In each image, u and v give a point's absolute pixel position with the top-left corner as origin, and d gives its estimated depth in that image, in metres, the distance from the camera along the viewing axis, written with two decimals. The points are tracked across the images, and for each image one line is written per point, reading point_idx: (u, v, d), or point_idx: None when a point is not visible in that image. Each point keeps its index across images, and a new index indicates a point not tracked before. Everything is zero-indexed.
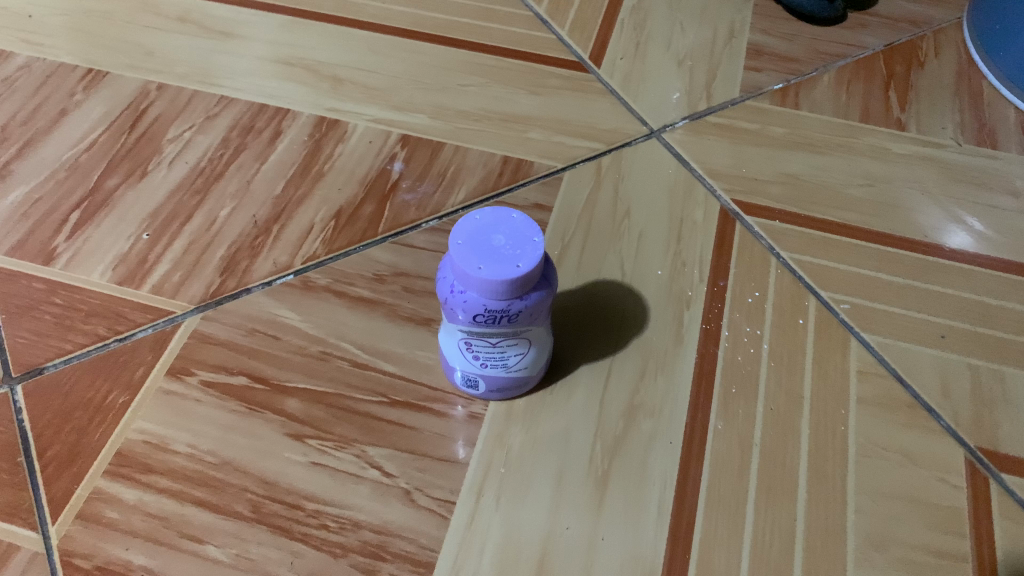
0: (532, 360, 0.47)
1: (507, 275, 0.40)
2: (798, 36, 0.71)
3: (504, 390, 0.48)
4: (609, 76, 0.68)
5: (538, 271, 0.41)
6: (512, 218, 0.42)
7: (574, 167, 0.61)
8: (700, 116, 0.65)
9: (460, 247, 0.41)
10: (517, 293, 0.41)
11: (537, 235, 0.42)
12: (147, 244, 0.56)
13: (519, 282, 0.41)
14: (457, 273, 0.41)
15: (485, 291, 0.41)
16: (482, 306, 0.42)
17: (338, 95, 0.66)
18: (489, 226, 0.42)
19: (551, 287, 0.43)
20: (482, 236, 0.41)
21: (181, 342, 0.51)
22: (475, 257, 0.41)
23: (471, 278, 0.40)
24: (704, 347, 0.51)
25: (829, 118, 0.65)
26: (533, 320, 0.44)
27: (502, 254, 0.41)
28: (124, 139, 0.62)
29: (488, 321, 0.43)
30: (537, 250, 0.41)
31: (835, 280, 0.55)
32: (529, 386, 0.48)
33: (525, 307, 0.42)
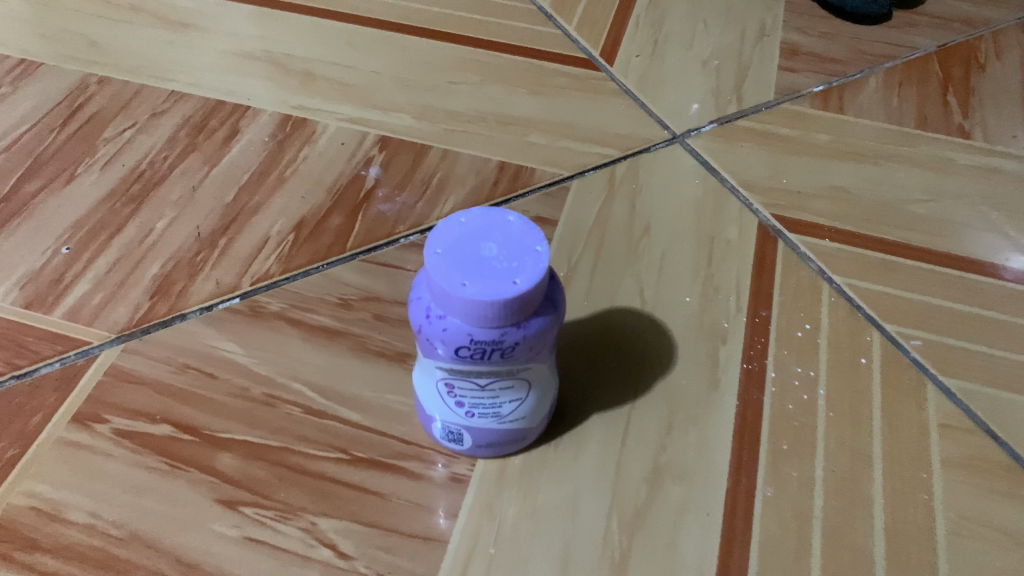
0: (531, 408, 0.36)
1: (500, 294, 0.30)
2: (838, 35, 0.62)
3: (496, 445, 0.38)
4: (623, 75, 0.59)
5: (541, 290, 0.32)
6: (507, 221, 0.33)
7: (583, 175, 0.52)
8: (730, 121, 0.55)
9: (438, 258, 0.31)
10: (514, 319, 0.31)
11: (540, 243, 0.32)
12: (65, 260, 0.46)
13: (517, 304, 0.31)
14: (435, 293, 0.31)
15: (471, 315, 0.31)
16: (467, 337, 0.32)
17: (309, 92, 0.56)
18: (477, 231, 0.32)
19: (557, 312, 0.33)
20: (468, 244, 0.32)
21: (93, 380, 0.41)
22: (457, 270, 0.31)
23: (453, 298, 0.31)
24: (746, 393, 0.41)
25: (881, 124, 0.55)
26: (534, 356, 0.34)
27: (494, 267, 0.31)
28: (52, 138, 0.53)
29: (475, 357, 0.33)
30: (540, 261, 0.31)
31: (902, 310, 0.45)
32: (527, 440, 0.38)
33: (524, 337, 0.32)
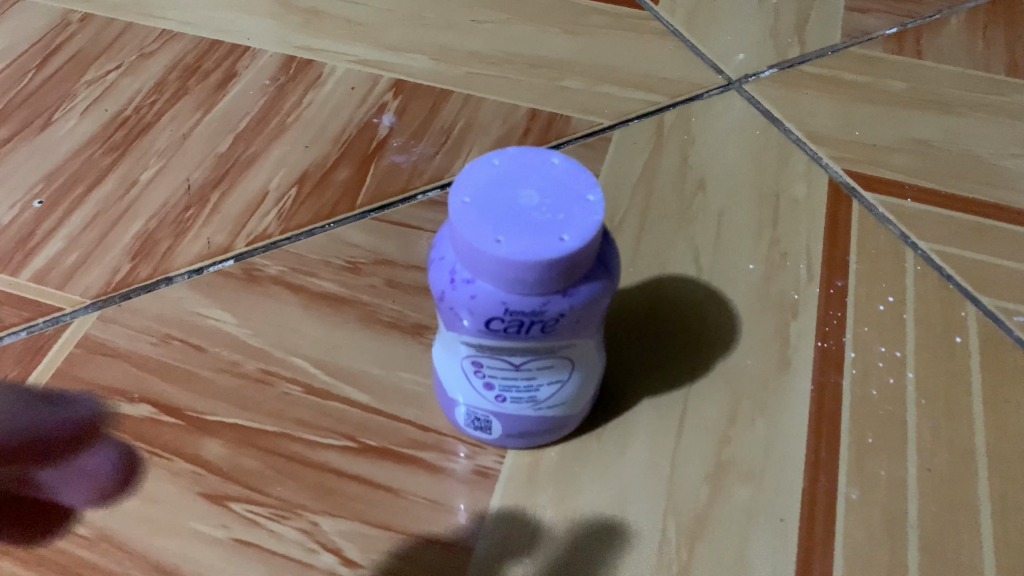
0: (572, 392, 0.31)
1: (542, 253, 0.24)
2: None
3: (529, 435, 0.32)
4: (669, 15, 0.52)
5: (593, 250, 0.25)
6: (551, 164, 0.26)
7: (625, 125, 0.45)
8: (792, 65, 0.49)
9: (465, 208, 0.25)
10: (559, 285, 0.25)
11: (591, 190, 0.26)
12: (36, 215, 0.40)
13: (563, 266, 0.25)
14: (461, 250, 0.25)
15: (506, 279, 0.25)
16: (499, 306, 0.26)
17: (313, 30, 0.50)
18: (512, 175, 0.26)
19: (610, 277, 0.27)
20: (502, 190, 0.26)
21: (62, 353, 0.35)
22: (489, 223, 0.25)
23: (484, 258, 0.25)
24: (821, 377, 0.35)
25: (965, 70, 0.49)
26: (581, 331, 0.28)
27: (534, 219, 0.25)
28: (26, 81, 0.47)
29: (510, 331, 0.27)
30: (592, 213, 0.25)
31: (1001, 281, 0.38)
32: (566, 429, 0.33)
33: (570, 308, 0.26)
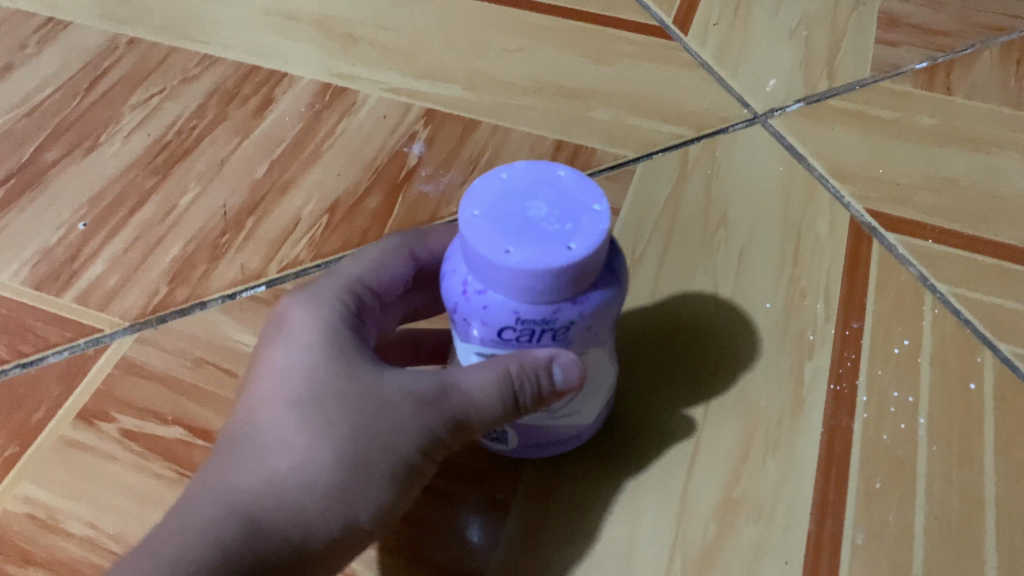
0: (584, 402, 0.32)
1: (551, 262, 0.25)
2: (946, 4, 0.54)
3: (543, 444, 0.34)
4: (699, 45, 0.52)
5: (601, 257, 0.26)
6: (558, 177, 0.27)
7: (650, 158, 0.46)
8: (820, 99, 0.49)
9: (475, 221, 0.26)
10: (567, 292, 0.26)
11: (598, 199, 0.27)
12: (81, 236, 0.43)
13: (571, 274, 0.26)
14: (473, 263, 0.26)
15: (516, 289, 0.26)
16: (511, 315, 0.27)
17: (348, 56, 0.52)
18: (522, 188, 0.27)
19: (618, 285, 0.28)
20: (511, 202, 0.27)
21: (102, 373, 0.37)
22: (498, 235, 0.26)
23: (494, 268, 0.26)
24: (834, 419, 0.36)
25: (995, 108, 0.48)
26: (591, 336, 0.29)
27: (543, 230, 0.26)
28: (76, 103, 0.49)
29: (523, 339, 0.28)
30: (597, 219, 0.26)
31: (1020, 327, 0.38)
32: (579, 438, 0.34)
33: (580, 316, 0.27)
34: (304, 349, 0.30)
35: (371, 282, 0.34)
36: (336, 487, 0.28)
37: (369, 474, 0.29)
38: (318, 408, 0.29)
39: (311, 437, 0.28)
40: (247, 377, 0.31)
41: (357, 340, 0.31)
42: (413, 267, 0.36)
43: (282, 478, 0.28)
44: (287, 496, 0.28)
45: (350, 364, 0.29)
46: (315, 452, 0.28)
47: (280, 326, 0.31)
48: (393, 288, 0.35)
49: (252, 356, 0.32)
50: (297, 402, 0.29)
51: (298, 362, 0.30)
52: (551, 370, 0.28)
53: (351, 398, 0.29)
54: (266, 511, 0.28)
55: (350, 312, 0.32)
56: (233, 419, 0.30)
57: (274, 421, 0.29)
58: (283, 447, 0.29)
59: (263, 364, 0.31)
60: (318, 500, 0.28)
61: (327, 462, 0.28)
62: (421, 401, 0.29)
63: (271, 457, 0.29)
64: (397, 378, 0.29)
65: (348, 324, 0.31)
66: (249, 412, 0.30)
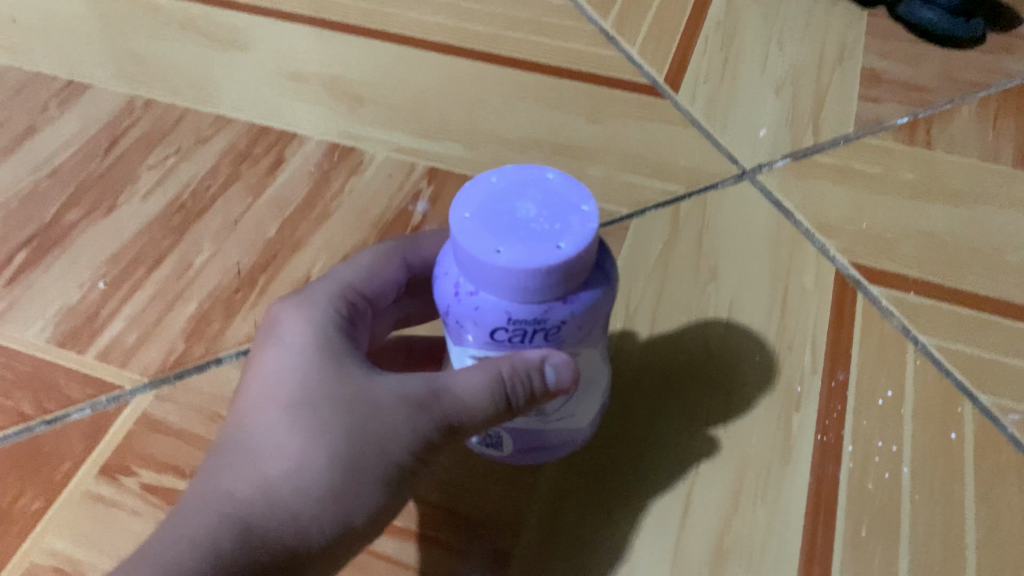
0: (578, 405, 0.34)
1: (542, 260, 0.27)
2: (925, 61, 0.57)
3: (538, 448, 0.36)
4: (689, 103, 0.55)
5: (589, 256, 0.28)
6: (546, 180, 0.29)
7: (644, 214, 0.48)
8: (806, 155, 0.51)
9: (467, 222, 0.28)
10: (558, 291, 0.28)
11: (586, 202, 0.29)
12: (101, 295, 0.45)
13: (562, 273, 0.28)
14: (464, 264, 0.28)
15: (507, 288, 0.28)
16: (504, 314, 0.29)
17: (355, 116, 0.54)
18: (512, 191, 0.29)
19: (606, 284, 0.30)
20: (501, 205, 0.29)
21: (123, 429, 0.39)
22: (490, 236, 0.28)
23: (487, 267, 0.27)
24: (821, 468, 0.37)
25: (974, 161, 0.50)
26: (581, 334, 0.31)
27: (533, 230, 0.28)
28: (95, 164, 0.51)
29: (516, 337, 0.30)
30: (586, 221, 0.28)
31: (998, 377, 0.40)
32: (573, 442, 0.36)
33: (571, 314, 0.29)
34: (298, 356, 0.32)
35: (362, 290, 0.38)
36: (331, 490, 0.29)
37: (363, 477, 0.30)
38: (313, 413, 0.30)
39: (306, 437, 0.30)
40: (240, 385, 0.33)
41: (349, 351, 0.33)
42: (402, 271, 0.40)
43: (277, 479, 0.29)
44: (283, 495, 0.29)
45: (344, 373, 0.31)
46: (310, 456, 0.30)
47: (272, 336, 0.34)
48: (384, 291, 0.39)
49: (246, 365, 0.34)
50: (292, 404, 0.31)
51: (292, 368, 0.32)
52: (544, 370, 0.30)
53: (344, 400, 0.31)
54: (261, 513, 0.29)
55: (342, 321, 0.35)
56: (227, 426, 0.32)
57: (270, 424, 0.31)
58: (278, 452, 0.30)
59: (257, 372, 0.32)
60: (313, 499, 0.29)
61: (322, 464, 0.29)
62: (413, 406, 0.31)
63: (266, 459, 0.30)
64: (388, 382, 0.31)
65: (341, 336, 0.34)
66: (243, 416, 0.31)
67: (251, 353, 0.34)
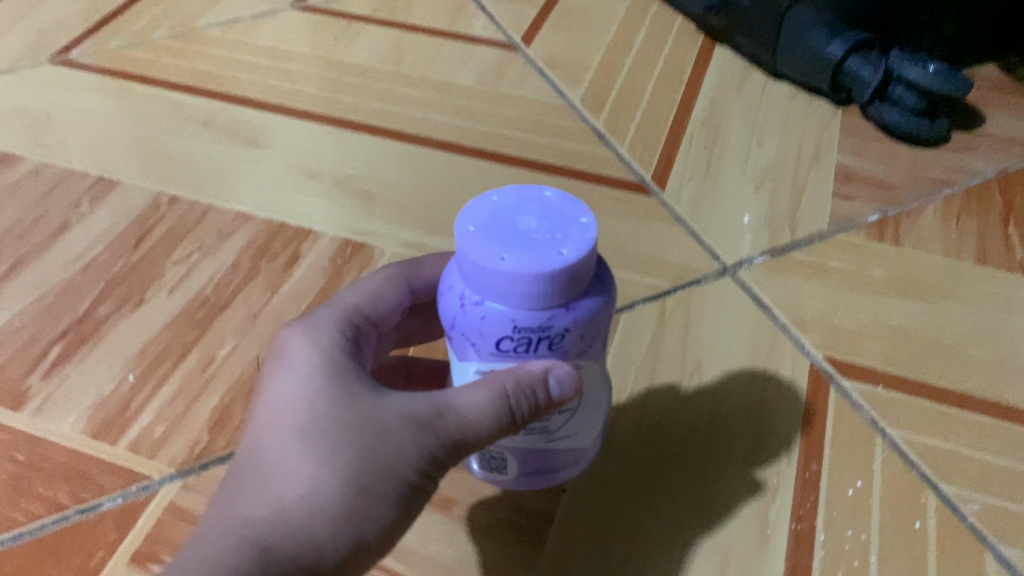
0: (580, 425, 0.38)
1: (544, 265, 0.31)
2: (894, 160, 0.62)
3: (543, 472, 0.40)
4: (675, 201, 0.59)
5: (588, 265, 0.32)
6: (544, 201, 0.34)
7: (633, 309, 0.52)
8: (784, 251, 0.55)
9: (471, 235, 0.32)
10: (560, 297, 0.32)
11: (582, 216, 0.33)
12: (131, 387, 0.48)
13: (566, 277, 0.31)
14: (472, 274, 0.32)
15: (513, 293, 0.31)
16: (510, 323, 0.32)
17: (366, 213, 0.58)
18: (513, 210, 0.33)
19: (605, 295, 0.34)
20: (503, 222, 0.33)
21: (152, 518, 0.42)
22: (494, 245, 0.31)
23: (492, 274, 0.31)
24: (795, 556, 0.41)
25: (939, 257, 0.54)
26: (582, 344, 0.34)
27: (534, 241, 0.32)
28: (124, 259, 0.56)
29: (522, 346, 0.33)
30: (585, 232, 0.32)
31: (959, 469, 0.44)
32: (576, 460, 0.40)
33: (574, 321, 0.33)
34: (303, 381, 0.35)
35: (365, 314, 0.41)
36: (344, 509, 0.33)
37: (375, 495, 0.33)
38: (324, 439, 0.34)
39: (316, 462, 0.33)
40: (252, 410, 0.37)
41: (355, 373, 0.36)
42: (400, 295, 0.43)
43: (295, 501, 0.33)
44: (301, 517, 0.33)
45: (351, 398, 0.34)
46: (322, 480, 0.33)
47: (279, 362, 0.37)
48: (385, 313, 0.43)
49: (255, 391, 0.37)
50: (303, 433, 0.34)
51: (298, 395, 0.35)
52: (548, 381, 0.33)
53: (348, 423, 0.34)
54: (281, 536, 0.33)
55: (347, 346, 0.38)
56: (244, 453, 0.35)
57: (283, 450, 0.34)
58: (294, 478, 0.33)
59: (267, 400, 0.36)
60: (327, 518, 0.33)
61: (334, 488, 0.33)
62: (418, 426, 0.34)
63: (282, 483, 0.34)
64: (390, 402, 0.34)
65: (347, 360, 0.37)
66: (261, 445, 0.35)
67: (260, 380, 0.37)
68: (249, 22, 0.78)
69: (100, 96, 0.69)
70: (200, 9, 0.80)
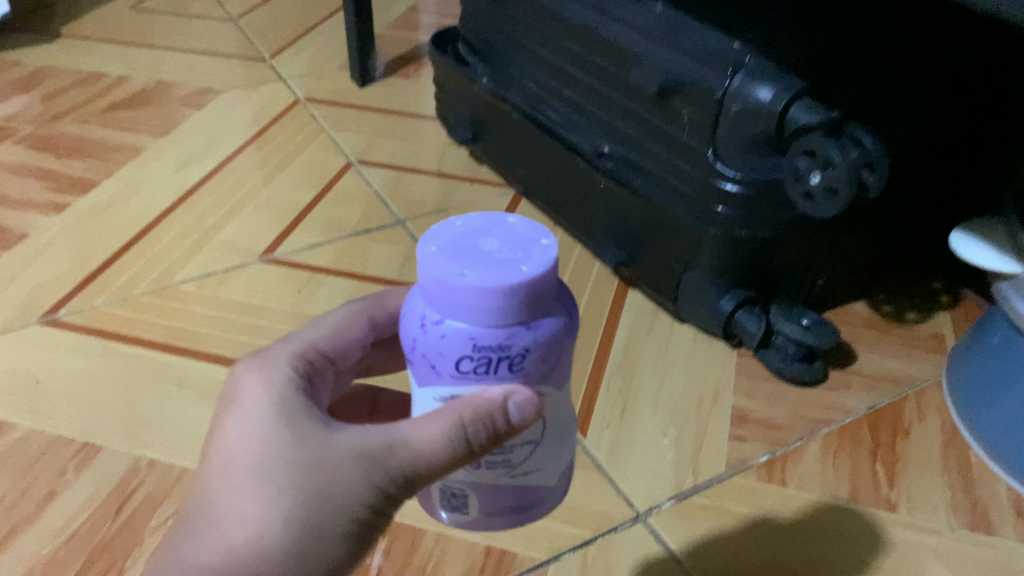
0: (541, 462, 0.44)
1: (502, 281, 0.37)
2: (780, 400, 0.72)
3: (516, 512, 0.45)
4: (595, 446, 0.68)
5: (546, 283, 0.39)
6: (505, 231, 0.41)
7: (559, 557, 0.60)
8: (687, 496, 0.64)
9: (435, 255, 0.39)
10: (517, 316, 0.38)
11: (541, 242, 0.40)
12: None
13: (527, 292, 0.38)
14: (437, 293, 0.39)
15: (475, 306, 0.38)
16: (471, 341, 0.39)
17: None
18: (474, 238, 0.41)
19: (560, 321, 0.40)
20: (465, 247, 0.40)
21: None
22: (458, 265, 0.38)
23: (456, 288, 0.38)
24: None
25: (819, 496, 0.64)
26: (543, 364, 0.40)
27: (496, 263, 0.39)
28: (106, 527, 0.62)
29: (481, 365, 0.39)
30: (547, 252, 0.40)
31: None
32: (540, 504, 0.46)
33: (532, 341, 0.39)
34: (254, 427, 0.44)
35: (313, 360, 0.51)
36: (292, 545, 0.42)
37: (320, 529, 0.42)
38: (274, 484, 0.42)
39: (268, 504, 0.42)
40: (209, 449, 0.45)
41: (307, 415, 0.45)
42: (348, 338, 0.55)
43: (245, 539, 0.42)
44: (250, 555, 0.41)
45: (302, 443, 0.43)
46: (272, 522, 0.42)
47: (234, 408, 0.46)
48: (334, 354, 0.53)
49: (214, 430, 0.46)
50: (259, 477, 0.43)
51: (249, 441, 0.44)
52: (506, 405, 0.39)
53: (295, 467, 0.42)
54: (237, 573, 0.41)
55: (300, 391, 0.47)
56: (202, 491, 0.44)
57: (237, 492, 0.43)
58: (248, 519, 0.42)
59: (222, 443, 0.45)
60: (277, 554, 0.42)
61: (282, 528, 0.42)
62: (365, 466, 0.42)
63: (237, 525, 0.42)
64: (334, 444, 0.43)
65: (299, 406, 0.46)
66: (223, 488, 0.43)
67: (217, 418, 0.47)
68: (222, 276, 0.88)
69: (86, 356, 0.78)
70: (177, 264, 0.90)
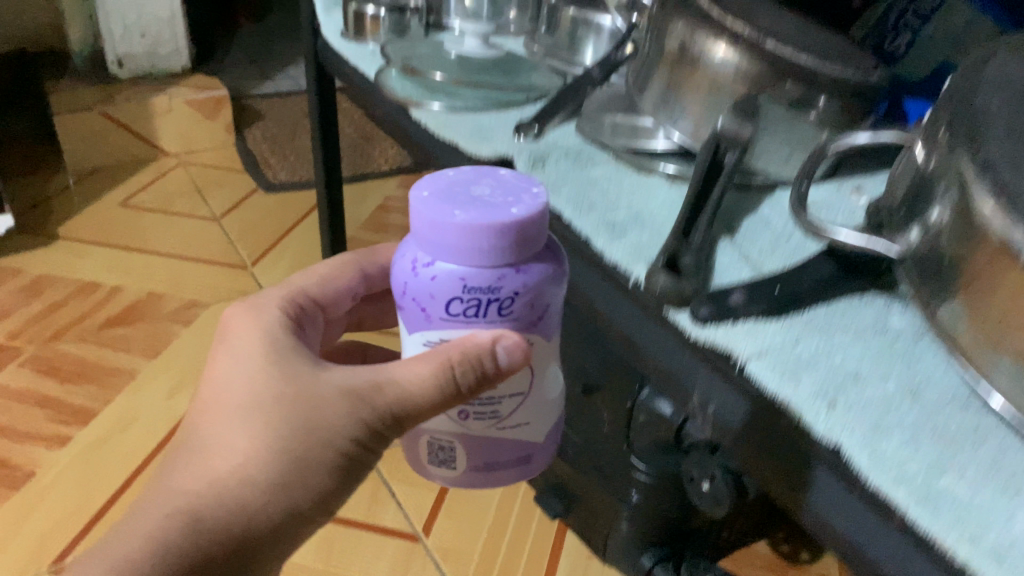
0: (525, 416, 0.53)
1: (493, 220, 0.44)
2: None
3: (504, 468, 0.54)
4: None
5: (533, 226, 0.46)
6: (489, 184, 0.49)
7: None
8: None
9: (427, 201, 0.47)
10: (506, 259, 0.46)
11: (529, 193, 0.48)
12: None
13: (515, 232, 0.45)
14: (430, 234, 0.46)
15: (463, 244, 0.45)
16: (463, 281, 0.46)
17: None
18: (461, 188, 0.48)
19: (544, 264, 0.48)
20: (455, 194, 0.47)
21: None
22: (450, 207, 0.45)
23: (448, 226, 0.45)
24: None
25: None
26: (529, 309, 0.48)
27: (487, 207, 0.46)
28: None
29: (472, 302, 0.47)
30: (536, 199, 0.48)
31: None
32: (528, 458, 0.54)
33: (520, 285, 0.47)
34: (245, 359, 0.55)
35: (298, 308, 0.62)
36: (276, 481, 0.52)
37: (304, 466, 0.53)
38: (263, 418, 0.52)
39: (256, 439, 0.52)
40: (205, 383, 0.56)
41: (296, 353, 0.55)
42: (325, 294, 0.66)
43: (234, 468, 0.52)
44: (240, 482, 0.52)
45: (289, 378, 0.53)
46: (257, 456, 0.52)
47: (227, 343, 0.56)
48: (314, 305, 0.65)
49: (208, 367, 0.57)
50: (250, 411, 0.53)
51: (240, 373, 0.54)
52: (495, 350, 0.47)
53: (286, 402, 0.52)
54: (225, 504, 0.53)
55: (288, 332, 0.58)
56: (197, 425, 0.55)
57: (228, 429, 0.53)
58: (236, 451, 0.53)
59: (217, 375, 0.55)
60: (264, 483, 0.52)
61: (269, 467, 0.52)
62: (353, 409, 0.52)
63: (228, 457, 0.53)
64: (322, 381, 0.53)
65: (287, 344, 0.56)
66: (215, 423, 0.54)
67: (212, 353, 0.57)
68: None
69: None
70: None
